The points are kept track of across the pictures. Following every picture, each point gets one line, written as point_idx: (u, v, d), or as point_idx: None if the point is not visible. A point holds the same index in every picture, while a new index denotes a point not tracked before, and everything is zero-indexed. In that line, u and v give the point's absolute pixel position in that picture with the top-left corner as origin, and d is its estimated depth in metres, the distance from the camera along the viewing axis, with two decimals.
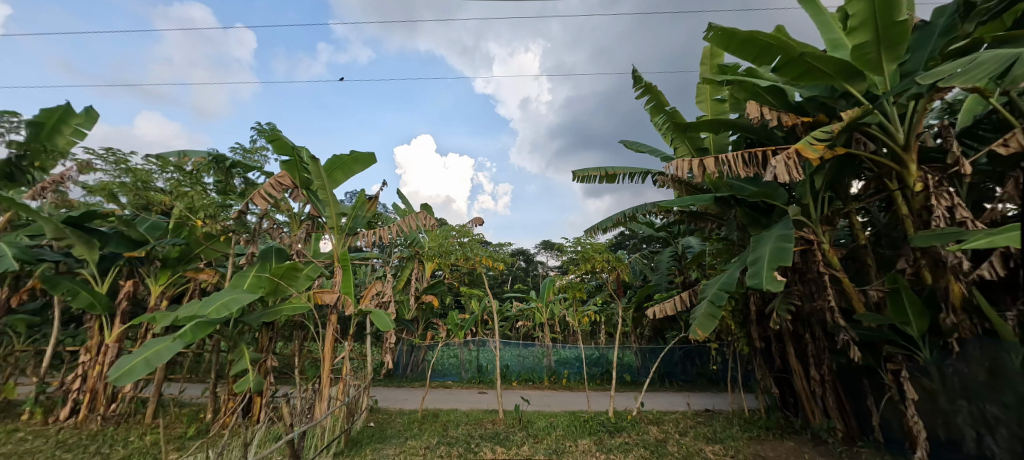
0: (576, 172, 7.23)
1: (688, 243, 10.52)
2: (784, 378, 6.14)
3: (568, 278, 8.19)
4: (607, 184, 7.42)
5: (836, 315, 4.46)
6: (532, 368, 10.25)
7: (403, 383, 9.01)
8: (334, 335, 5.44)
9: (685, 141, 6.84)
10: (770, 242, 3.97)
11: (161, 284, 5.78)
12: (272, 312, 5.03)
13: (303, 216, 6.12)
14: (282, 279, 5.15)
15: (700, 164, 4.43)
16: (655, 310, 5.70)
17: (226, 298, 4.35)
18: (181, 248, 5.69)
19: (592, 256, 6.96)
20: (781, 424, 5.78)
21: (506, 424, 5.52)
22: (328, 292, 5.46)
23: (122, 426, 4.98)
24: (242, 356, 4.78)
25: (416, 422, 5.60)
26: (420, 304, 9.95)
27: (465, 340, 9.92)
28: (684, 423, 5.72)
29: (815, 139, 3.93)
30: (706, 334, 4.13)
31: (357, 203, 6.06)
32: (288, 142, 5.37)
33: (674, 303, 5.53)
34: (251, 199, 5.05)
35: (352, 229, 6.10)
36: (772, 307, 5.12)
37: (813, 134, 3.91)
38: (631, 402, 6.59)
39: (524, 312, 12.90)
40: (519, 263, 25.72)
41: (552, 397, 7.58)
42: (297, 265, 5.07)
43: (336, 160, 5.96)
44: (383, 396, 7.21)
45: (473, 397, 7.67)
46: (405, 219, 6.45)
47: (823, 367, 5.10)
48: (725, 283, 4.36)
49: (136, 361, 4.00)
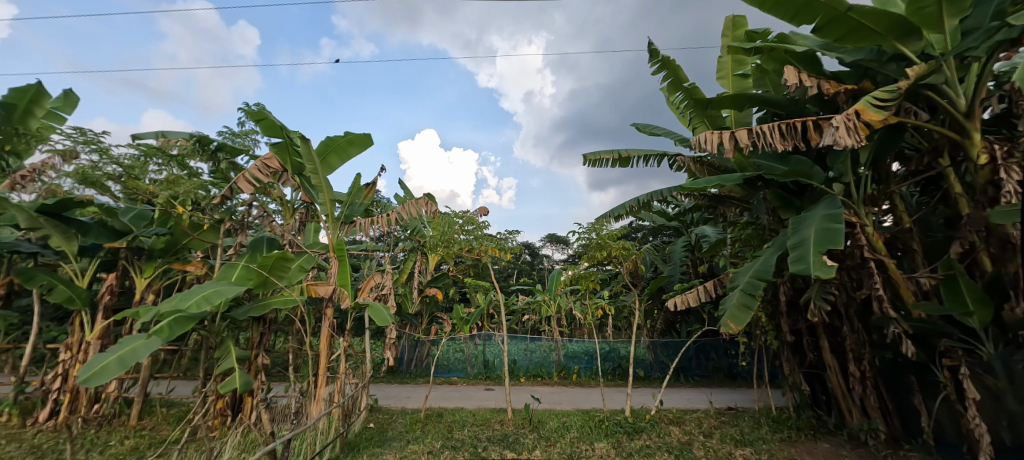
0: (587, 155, 6.75)
1: (703, 232, 10.00)
2: (814, 373, 5.67)
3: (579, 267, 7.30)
4: (620, 168, 6.95)
5: (885, 306, 3.99)
6: (540, 363, 9.84)
7: (406, 380, 8.67)
8: (329, 331, 5.07)
9: (706, 120, 6.33)
10: (815, 223, 3.50)
11: (146, 277, 5.42)
12: (263, 306, 4.66)
13: (296, 203, 5.74)
14: (272, 271, 4.74)
15: (732, 137, 3.93)
16: (677, 301, 5.23)
17: (209, 290, 3.98)
18: (166, 238, 5.33)
19: (606, 243, 5.95)
20: (812, 424, 5.32)
21: (515, 424, 5.13)
22: (322, 284, 5.10)
23: (104, 429, 4.65)
24: (229, 353, 4.38)
25: (419, 423, 5.22)
26: (423, 297, 9.56)
27: (471, 334, 9.52)
28: (707, 423, 5.29)
29: (875, 101, 3.42)
30: (740, 328, 3.68)
31: (353, 189, 5.66)
32: (277, 122, 4.89)
33: (697, 293, 5.07)
34: (236, 183, 4.67)
35: (348, 217, 5.72)
36: (807, 297, 4.65)
37: (872, 95, 3.41)
38: (651, 401, 6.14)
39: (531, 305, 12.50)
40: (524, 256, 25.32)
41: (563, 395, 7.16)
42: (288, 255, 4.64)
43: (329, 143, 5.55)
44: (385, 394, 6.85)
45: (480, 394, 7.28)
46: (405, 206, 6.04)
47: (864, 363, 4.62)
48: (761, 270, 3.90)
49: (110, 359, 3.67)
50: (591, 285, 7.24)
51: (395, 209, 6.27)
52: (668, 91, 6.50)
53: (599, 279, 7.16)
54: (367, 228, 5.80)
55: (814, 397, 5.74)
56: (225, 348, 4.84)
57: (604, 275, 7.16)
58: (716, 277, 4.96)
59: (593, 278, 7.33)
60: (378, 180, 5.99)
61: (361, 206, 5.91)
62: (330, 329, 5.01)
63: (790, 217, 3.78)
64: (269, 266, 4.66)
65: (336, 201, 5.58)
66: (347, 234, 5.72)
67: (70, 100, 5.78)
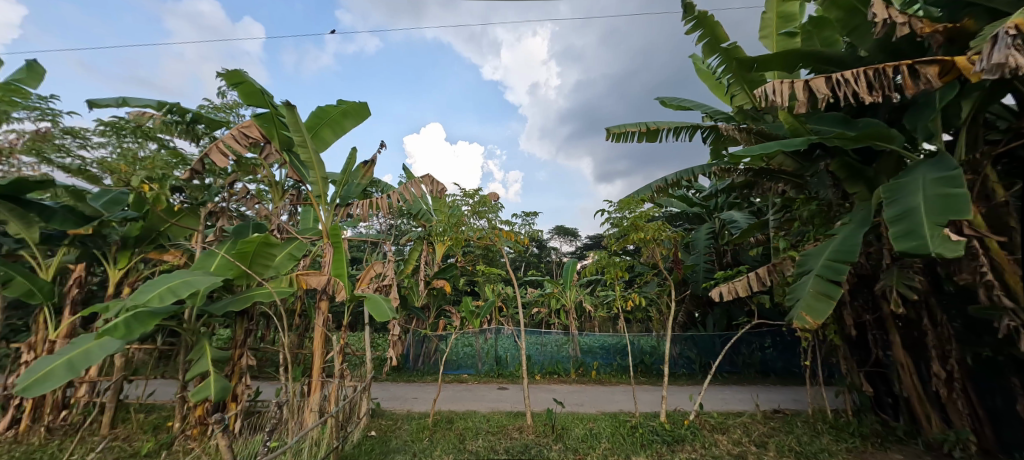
0: (611, 128, 6.03)
1: (731, 216, 9.22)
2: (877, 372, 4.94)
3: (603, 255, 6.54)
4: (647, 143, 6.22)
5: (996, 294, 3.23)
6: (556, 359, 9.17)
7: (412, 378, 8.07)
8: (323, 327, 4.42)
9: (746, 84, 5.57)
10: (922, 191, 2.78)
11: (120, 268, 4.84)
12: (244, 299, 4.05)
13: (286, 184, 5.10)
14: (255, 259, 4.09)
15: (808, 86, 3.20)
16: (722, 290, 4.50)
17: (175, 281, 3.39)
18: (140, 224, 4.74)
19: (638, 226, 5.13)
20: (879, 432, 4.59)
21: (536, 432, 4.49)
22: (315, 274, 4.51)
23: (71, 440, 4.09)
24: (203, 354, 3.74)
25: (426, 430, 4.59)
26: (430, 289, 8.92)
27: (481, 328, 8.89)
28: (756, 431, 4.61)
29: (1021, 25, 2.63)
30: (820, 323, 2.99)
31: (348, 166, 5.00)
32: (257, 87, 4.22)
33: (747, 281, 4.35)
34: (207, 154, 3.82)
35: (344, 198, 5.06)
36: (884, 284, 3.91)
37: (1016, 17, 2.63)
38: (690, 404, 5.48)
39: (543, 298, 11.83)
40: (533, 248, 24.57)
41: (586, 396, 6.50)
42: (271, 240, 3.99)
43: (321, 114, 4.88)
44: (389, 395, 6.24)
45: (493, 395, 6.65)
46: (407, 186, 5.34)
47: (953, 361, 3.87)
48: (841, 251, 3.20)
49: (57, 363, 3.11)
50: (615, 275, 6.53)
51: (396, 189, 5.60)
52: (703, 54, 5.74)
53: (624, 269, 6.44)
54: (365, 210, 5.14)
55: (876, 399, 5.00)
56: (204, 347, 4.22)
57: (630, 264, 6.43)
58: (771, 262, 4.23)
59: (623, 267, 6.56)
60: (378, 157, 5.32)
61: (359, 187, 5.25)
62: (324, 325, 4.39)
63: (882, 185, 3.06)
64: (250, 254, 4.03)
65: (329, 180, 4.92)
66: (341, 217, 5.06)
67: (35, 73, 5.18)
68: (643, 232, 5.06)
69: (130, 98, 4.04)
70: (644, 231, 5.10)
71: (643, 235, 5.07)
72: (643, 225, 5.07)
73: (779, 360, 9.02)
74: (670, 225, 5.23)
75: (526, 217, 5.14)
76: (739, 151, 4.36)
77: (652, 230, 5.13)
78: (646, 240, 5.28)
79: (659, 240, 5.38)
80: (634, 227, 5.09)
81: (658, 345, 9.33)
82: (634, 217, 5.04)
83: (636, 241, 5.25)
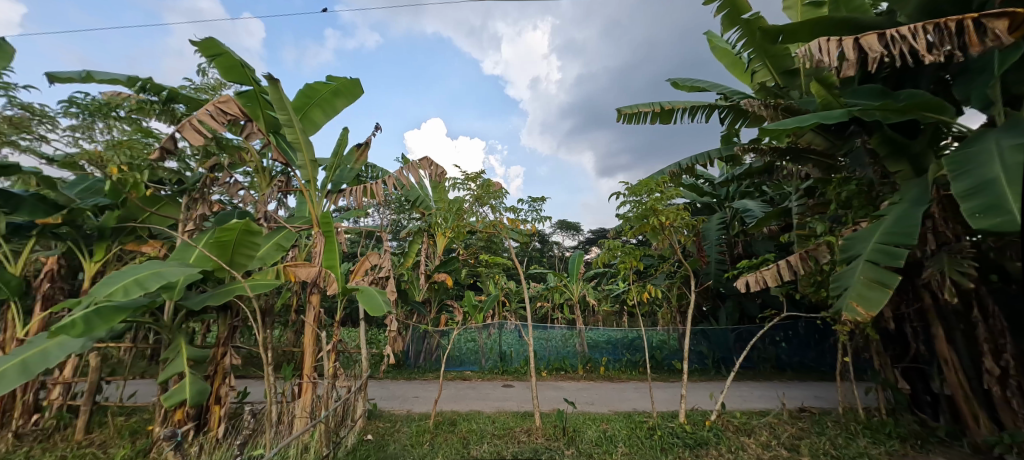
0: (622, 108, 5.64)
1: (744, 205, 8.79)
2: (915, 368, 4.57)
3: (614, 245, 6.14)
4: (661, 124, 5.81)
5: None
6: (562, 355, 8.82)
7: (413, 376, 7.74)
8: (314, 323, 4.08)
9: (769, 59, 5.14)
10: (999, 161, 2.41)
11: (96, 261, 4.49)
12: (224, 293, 3.65)
13: (274, 169, 4.73)
14: (239, 250, 3.71)
15: (859, 43, 2.80)
16: (750, 281, 4.10)
17: (145, 272, 3.05)
18: (116, 213, 4.37)
19: (656, 209, 4.53)
20: (918, 432, 4.21)
21: (546, 436, 4.14)
22: (305, 266, 4.18)
23: (41, 446, 3.76)
24: (179, 354, 3.37)
25: (427, 433, 4.25)
26: (430, 283, 8.56)
27: (484, 323, 8.53)
28: (785, 433, 4.26)
29: None
30: (875, 313, 2.63)
31: (339, 149, 4.63)
32: (237, 61, 3.85)
33: (776, 270, 3.97)
34: (177, 132, 3.34)
35: (335, 184, 4.69)
36: (932, 272, 3.52)
37: None
38: (711, 403, 5.13)
39: (548, 292, 11.46)
40: (535, 243, 24.17)
41: (596, 395, 6.14)
42: (254, 228, 3.59)
43: (308, 92, 4.48)
44: (388, 395, 5.90)
45: (497, 393, 6.30)
46: (403, 171, 4.94)
47: (1009, 356, 3.49)
48: (895, 233, 2.83)
49: (9, 364, 2.75)
50: (628, 266, 6.14)
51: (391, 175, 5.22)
52: (722, 27, 5.31)
53: (636, 257, 6.00)
54: (359, 197, 4.79)
55: (912, 398, 4.63)
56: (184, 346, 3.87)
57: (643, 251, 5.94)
58: (804, 249, 3.84)
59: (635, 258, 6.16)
60: (372, 140, 4.93)
61: (352, 173, 4.88)
62: (314, 321, 4.07)
63: (945, 157, 2.70)
64: (231, 244, 3.63)
65: (319, 164, 4.56)
66: (332, 204, 4.70)
67: (3, 52, 4.80)
68: (663, 217, 4.53)
69: (95, 71, 3.65)
70: (664, 216, 4.58)
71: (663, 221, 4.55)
72: (663, 209, 4.53)
73: (795, 354, 8.64)
74: (692, 210, 4.62)
75: (532, 203, 4.77)
76: (768, 125, 3.92)
77: (674, 215, 4.60)
78: (664, 227, 4.81)
79: (680, 227, 4.87)
80: (654, 211, 4.53)
81: (668, 339, 8.98)
82: (655, 200, 4.45)
83: (653, 228, 4.78)
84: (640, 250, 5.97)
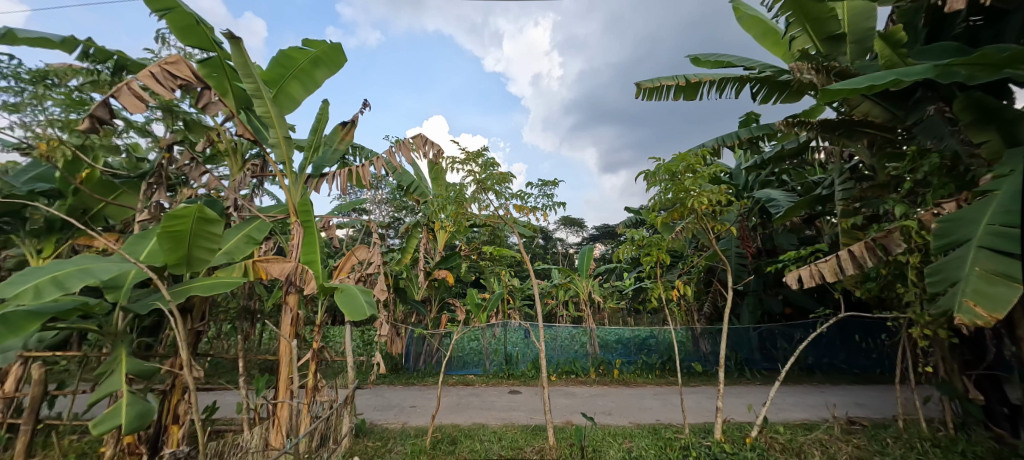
0: (642, 82, 5.00)
1: (767, 193, 8.04)
2: (989, 376, 3.91)
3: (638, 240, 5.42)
4: (685, 100, 5.16)
5: None
6: (572, 357, 8.20)
7: (412, 381, 7.16)
8: (290, 328, 3.48)
9: (811, 22, 4.48)
10: None
11: (44, 258, 3.91)
12: (177, 293, 3.02)
13: (245, 151, 4.11)
14: (196, 240, 3.13)
15: None
16: (801, 276, 3.45)
17: (66, 269, 2.46)
18: (65, 202, 3.81)
19: (677, 183, 3.64)
20: (999, 451, 3.57)
21: (562, 458, 3.52)
22: (277, 261, 3.56)
23: None
24: (116, 368, 2.78)
25: (422, 455, 3.64)
26: (430, 280, 8.00)
27: (489, 323, 7.94)
28: (839, 452, 3.65)
29: None
30: (1004, 316, 2.10)
31: (319, 127, 4.00)
32: (194, 18, 3.23)
33: (834, 261, 3.35)
34: (112, 97, 2.73)
35: (316, 167, 4.05)
36: None
37: None
38: (749, 416, 4.83)
39: (555, 289, 10.87)
40: (539, 240, 23.56)
41: (613, 403, 5.54)
42: (210, 216, 3.04)
43: (283, 60, 3.86)
44: (383, 405, 5.31)
45: (503, 401, 5.72)
46: (393, 152, 4.28)
47: None
48: (1016, 211, 2.25)
49: None
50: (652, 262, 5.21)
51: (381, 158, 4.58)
52: None
53: (667, 249, 4.53)
54: (342, 182, 4.06)
55: (986, 410, 3.97)
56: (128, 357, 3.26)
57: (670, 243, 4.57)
58: (871, 238, 3.21)
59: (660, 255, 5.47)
60: (359, 117, 4.31)
61: (335, 155, 4.25)
62: (292, 323, 3.51)
63: None
64: (186, 235, 3.04)
65: (297, 145, 3.94)
66: (314, 191, 4.09)
67: None
68: (706, 200, 3.56)
69: (20, 29, 3.06)
70: (706, 198, 3.62)
71: (706, 205, 3.62)
72: (705, 190, 3.58)
73: (824, 355, 8.00)
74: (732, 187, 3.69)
75: (542, 187, 4.15)
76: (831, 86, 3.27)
77: (719, 198, 3.60)
78: (704, 212, 3.91)
79: (721, 211, 4.03)
80: (694, 192, 3.58)
81: (685, 339, 8.34)
82: (688, 179, 3.63)
83: (691, 214, 3.90)
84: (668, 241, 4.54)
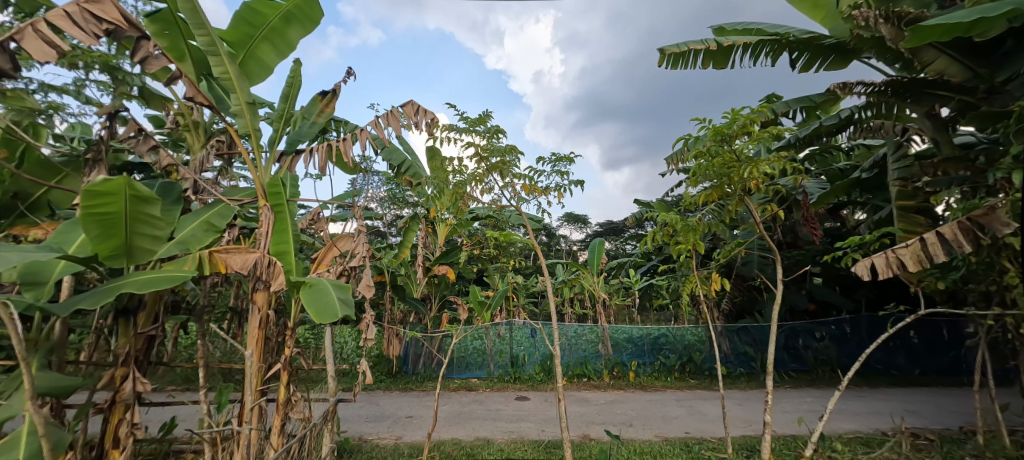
0: (666, 47, 4.44)
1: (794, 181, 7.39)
2: None
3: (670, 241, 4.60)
4: (714, 68, 4.57)
5: None
6: (584, 359, 7.59)
7: (410, 387, 6.59)
8: (257, 331, 2.86)
9: None
10: None
11: None
12: (105, 291, 2.43)
13: (208, 124, 3.54)
14: (132, 224, 2.56)
15: None
16: (875, 265, 2.80)
17: None
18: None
19: (720, 156, 2.90)
20: None
21: None
22: (238, 251, 2.94)
23: None
24: (22, 386, 2.22)
25: None
26: (429, 276, 7.47)
27: (493, 322, 7.39)
28: None
29: None
30: None
31: (291, 94, 3.42)
32: None
33: (917, 246, 2.72)
34: (12, 40, 2.13)
35: (291, 142, 3.45)
36: None
37: None
38: (801, 429, 4.16)
39: (562, 287, 10.28)
40: (541, 237, 22.85)
41: (632, 411, 4.96)
42: (144, 192, 2.45)
43: (248, 14, 3.26)
44: (376, 416, 4.75)
45: (510, 409, 5.17)
46: (379, 124, 3.59)
47: None
48: None
49: None
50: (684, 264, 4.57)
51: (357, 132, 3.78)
52: None
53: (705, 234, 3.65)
54: (320, 160, 3.45)
55: None
56: (48, 368, 2.68)
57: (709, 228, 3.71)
58: (966, 216, 2.59)
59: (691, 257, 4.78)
60: (341, 85, 3.71)
61: (313, 130, 3.65)
62: (260, 326, 2.88)
63: None
64: (117, 218, 2.46)
65: (266, 115, 3.33)
66: (286, 171, 3.46)
67: None
68: (762, 170, 2.82)
69: None
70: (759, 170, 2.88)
71: (761, 177, 2.89)
72: (760, 158, 2.83)
73: (858, 355, 7.40)
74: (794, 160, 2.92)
75: (556, 164, 3.51)
76: (923, 28, 2.72)
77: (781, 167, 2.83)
78: (750, 189, 3.11)
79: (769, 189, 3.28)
80: (746, 161, 2.84)
81: (706, 339, 7.73)
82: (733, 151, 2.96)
83: (730, 194, 3.16)
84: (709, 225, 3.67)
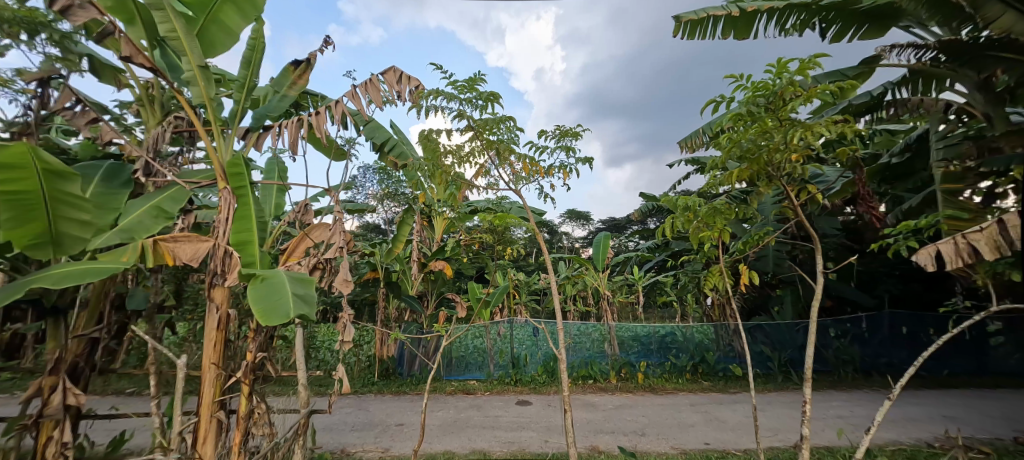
0: (682, 14, 3.99)
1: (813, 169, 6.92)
2: None
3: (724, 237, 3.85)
4: (735, 38, 4.12)
5: None
6: (590, 359, 7.14)
7: (405, 390, 6.18)
8: (213, 333, 2.44)
9: None
10: None
11: None
12: (16, 286, 2.02)
13: (164, 98, 3.13)
14: (52, 206, 2.15)
15: None
16: (941, 253, 2.37)
17: None
18: None
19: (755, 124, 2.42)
20: None
21: None
22: (188, 239, 2.51)
23: None
24: None
25: None
26: (425, 273, 7.03)
27: (494, 321, 6.96)
28: None
29: None
30: None
31: (255, 61, 2.98)
32: None
33: (995, 229, 2.28)
34: None
35: (257, 117, 3.02)
36: None
37: None
38: (837, 441, 3.71)
39: (565, 284, 9.82)
40: (543, 233, 22.28)
41: (644, 418, 4.53)
42: (52, 163, 2.04)
43: None
44: (365, 424, 4.34)
45: (510, 415, 4.76)
46: (357, 96, 3.15)
47: None
48: None
49: None
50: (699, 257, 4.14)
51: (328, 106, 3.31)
52: None
53: (731, 219, 3.17)
54: (290, 135, 3.02)
55: None
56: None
57: (738, 212, 3.18)
58: None
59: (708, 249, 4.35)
60: (316, 53, 3.28)
61: (284, 105, 3.23)
62: (219, 328, 2.48)
63: None
64: (28, 199, 2.07)
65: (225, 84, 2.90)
66: (251, 149, 3.03)
67: None
68: (804, 142, 2.39)
69: None
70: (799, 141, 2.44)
71: (802, 150, 2.45)
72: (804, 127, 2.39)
73: (880, 354, 6.96)
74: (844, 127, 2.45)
75: (561, 138, 3.07)
76: None
77: (837, 136, 2.31)
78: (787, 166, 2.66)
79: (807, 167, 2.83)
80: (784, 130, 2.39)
81: (719, 338, 7.28)
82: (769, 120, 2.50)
83: (765, 172, 2.66)
84: (737, 208, 3.14)
